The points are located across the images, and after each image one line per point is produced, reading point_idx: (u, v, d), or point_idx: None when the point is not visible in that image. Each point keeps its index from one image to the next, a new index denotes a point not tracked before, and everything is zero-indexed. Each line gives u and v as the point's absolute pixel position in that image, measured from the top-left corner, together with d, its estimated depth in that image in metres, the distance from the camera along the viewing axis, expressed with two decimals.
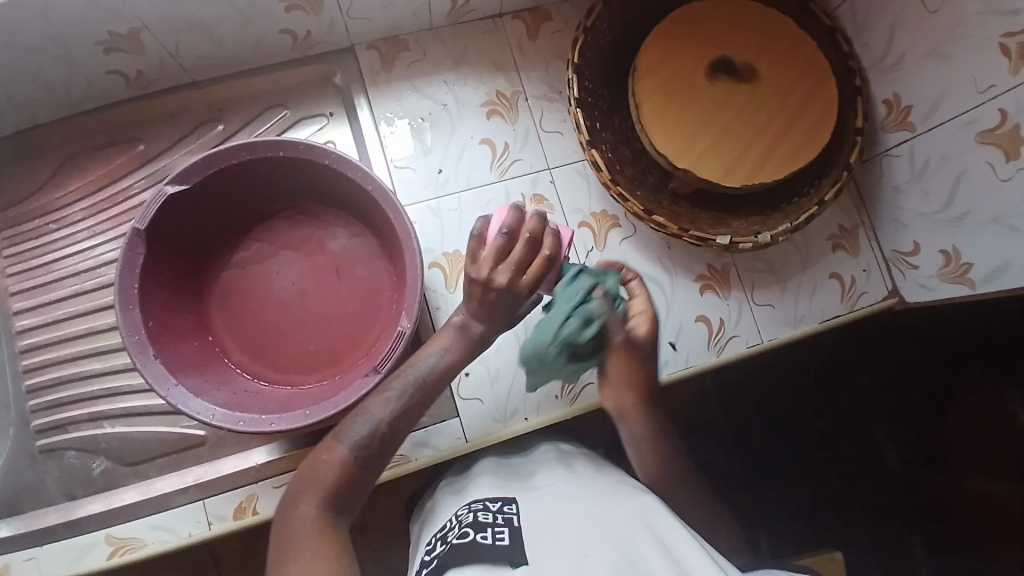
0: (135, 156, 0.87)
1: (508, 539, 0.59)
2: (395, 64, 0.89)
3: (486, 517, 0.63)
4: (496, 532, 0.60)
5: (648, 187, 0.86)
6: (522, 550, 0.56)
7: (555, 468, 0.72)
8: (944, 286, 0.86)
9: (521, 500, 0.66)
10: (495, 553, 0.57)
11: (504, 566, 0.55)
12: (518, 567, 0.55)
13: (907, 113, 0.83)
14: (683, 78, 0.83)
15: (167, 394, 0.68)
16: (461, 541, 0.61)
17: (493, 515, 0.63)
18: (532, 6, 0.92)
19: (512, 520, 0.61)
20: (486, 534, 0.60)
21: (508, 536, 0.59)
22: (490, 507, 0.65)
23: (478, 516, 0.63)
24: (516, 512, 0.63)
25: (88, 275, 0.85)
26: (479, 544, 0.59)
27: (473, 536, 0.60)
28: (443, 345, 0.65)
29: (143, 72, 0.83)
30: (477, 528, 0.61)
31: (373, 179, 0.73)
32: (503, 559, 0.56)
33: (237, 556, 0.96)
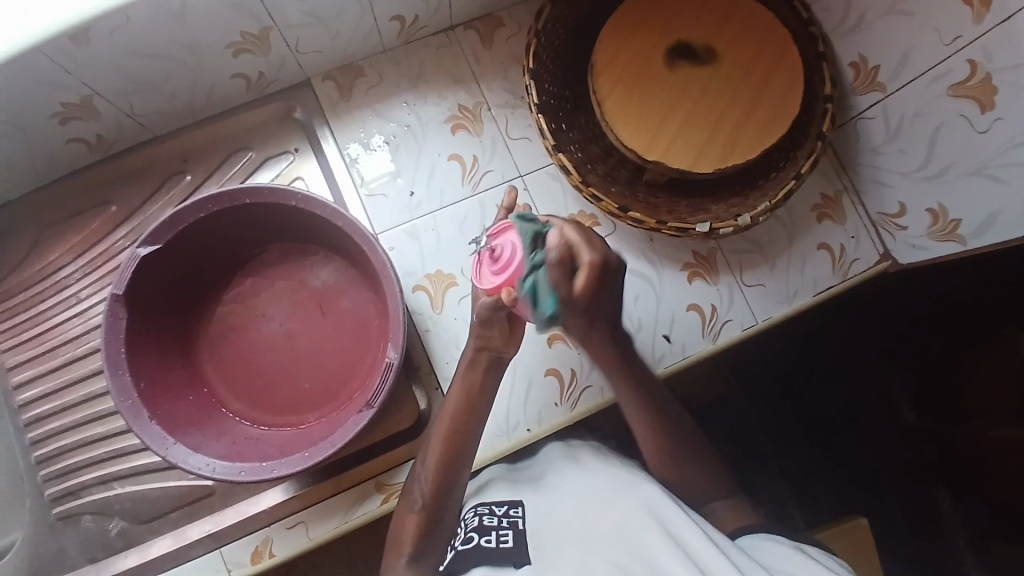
0: (109, 217, 0.87)
1: (511, 541, 0.61)
2: (353, 92, 0.88)
3: (491, 520, 0.65)
4: (501, 535, 0.62)
5: (622, 183, 0.85)
6: (523, 550, 0.59)
7: (563, 467, 0.72)
8: (936, 244, 0.84)
9: (527, 502, 0.67)
10: (499, 557, 0.60)
11: (508, 568, 0.59)
12: (522, 567, 0.58)
13: (875, 73, 0.81)
14: (642, 68, 0.81)
15: (167, 454, 0.69)
16: (467, 547, 0.63)
17: (498, 517, 0.65)
18: (483, 14, 0.90)
19: (516, 524, 0.63)
20: (490, 538, 0.62)
21: (512, 538, 0.62)
22: (496, 511, 0.66)
23: (483, 520, 0.65)
24: (520, 513, 0.65)
25: (80, 340, 0.86)
26: (485, 551, 0.61)
27: (478, 541, 0.63)
28: (465, 382, 0.67)
29: (104, 135, 0.83)
30: (483, 532, 0.64)
31: (342, 215, 0.73)
32: (506, 561, 0.60)
33: None
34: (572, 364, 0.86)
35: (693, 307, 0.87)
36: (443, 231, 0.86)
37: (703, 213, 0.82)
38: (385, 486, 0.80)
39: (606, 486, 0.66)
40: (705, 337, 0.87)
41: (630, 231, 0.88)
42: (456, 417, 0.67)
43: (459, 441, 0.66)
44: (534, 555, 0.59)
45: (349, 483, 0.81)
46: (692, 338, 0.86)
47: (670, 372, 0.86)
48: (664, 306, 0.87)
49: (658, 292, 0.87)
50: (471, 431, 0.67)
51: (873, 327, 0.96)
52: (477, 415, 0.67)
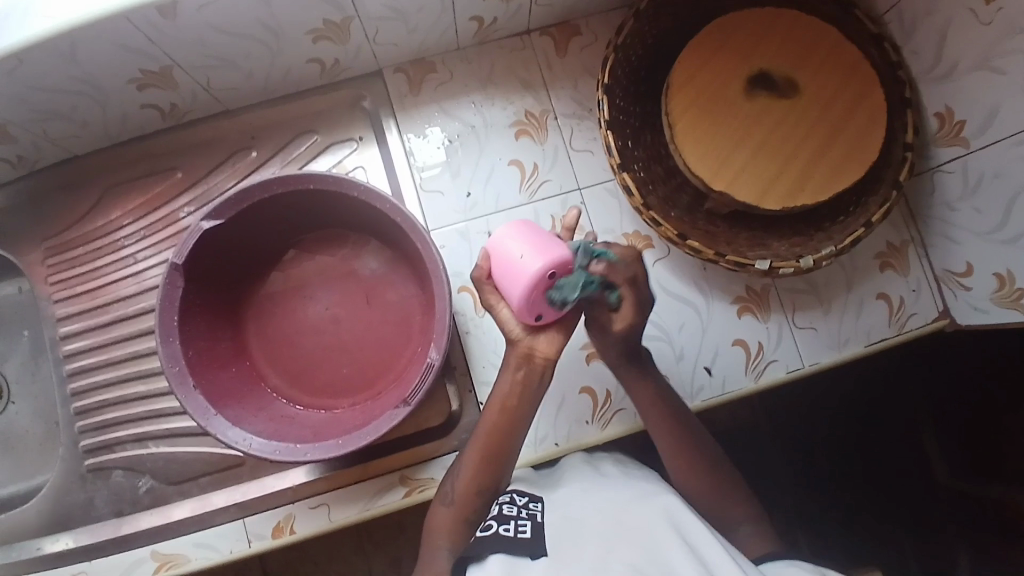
0: (173, 185, 0.89)
1: (529, 532, 0.62)
2: (422, 87, 0.89)
3: (511, 510, 0.66)
4: (519, 525, 0.64)
5: (681, 208, 0.84)
6: (540, 542, 0.60)
7: (586, 477, 0.72)
8: (997, 309, 0.80)
9: (547, 498, 0.69)
10: (516, 544, 0.61)
11: (523, 557, 0.59)
12: (538, 558, 0.59)
13: (959, 127, 0.78)
14: (718, 96, 0.80)
15: (207, 424, 0.70)
16: (485, 532, 0.65)
17: (517, 509, 0.66)
18: (560, 21, 0.90)
19: (535, 516, 0.64)
20: (508, 527, 0.63)
21: (530, 529, 0.63)
22: (517, 501, 0.68)
23: (503, 510, 0.67)
24: (540, 509, 0.66)
25: (132, 300, 0.88)
26: (503, 536, 0.63)
27: (497, 527, 0.64)
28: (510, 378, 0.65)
29: (177, 105, 0.85)
30: (501, 521, 0.65)
31: (401, 211, 0.73)
32: (523, 550, 0.60)
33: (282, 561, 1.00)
34: (607, 385, 0.85)
35: (739, 342, 0.86)
36: (494, 235, 0.86)
37: (763, 249, 0.81)
38: (409, 480, 0.81)
39: (626, 491, 0.66)
40: (747, 375, 0.85)
41: (683, 257, 0.87)
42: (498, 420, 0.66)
43: (501, 438, 0.66)
44: (550, 548, 0.60)
45: (375, 472, 0.82)
46: (734, 374, 0.85)
47: (707, 405, 0.84)
48: (710, 337, 0.86)
49: (705, 321, 0.86)
50: (511, 437, 0.66)
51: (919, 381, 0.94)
52: (520, 422, 0.66)
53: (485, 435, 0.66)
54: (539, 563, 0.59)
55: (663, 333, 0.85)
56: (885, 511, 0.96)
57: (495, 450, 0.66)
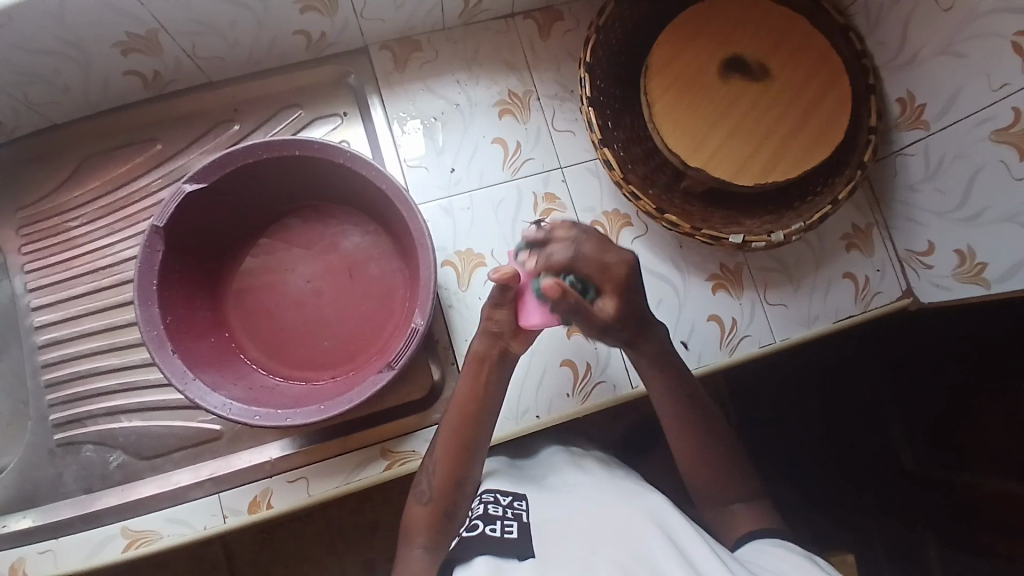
0: (152, 156, 0.88)
1: (516, 532, 0.62)
2: (408, 65, 0.90)
3: (496, 510, 0.65)
4: (505, 525, 0.63)
5: (659, 186, 0.86)
6: (528, 543, 0.59)
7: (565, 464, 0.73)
8: (959, 285, 0.85)
9: (531, 496, 0.68)
10: (503, 545, 0.60)
11: (510, 559, 0.58)
12: (525, 560, 0.58)
13: (921, 111, 0.83)
14: (696, 77, 0.83)
15: (185, 388, 0.69)
16: (470, 533, 0.64)
17: (502, 508, 0.66)
18: (543, 5, 0.92)
19: (520, 516, 0.64)
20: (495, 527, 0.62)
21: (516, 529, 0.62)
22: (501, 500, 0.67)
23: (488, 510, 0.66)
24: (525, 508, 0.65)
25: (106, 271, 0.87)
26: (488, 537, 0.62)
27: (483, 528, 0.63)
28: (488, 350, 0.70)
29: (161, 73, 0.84)
30: (487, 521, 0.64)
31: (387, 178, 0.74)
32: (509, 552, 0.59)
33: (250, 552, 1.02)
34: (588, 358, 0.86)
35: (713, 318, 0.88)
36: (478, 210, 0.87)
37: (737, 226, 0.83)
38: (391, 452, 0.80)
39: (614, 492, 0.68)
40: (722, 349, 0.87)
41: (661, 235, 0.89)
42: (464, 416, 0.70)
43: (467, 430, 0.70)
44: (537, 548, 0.59)
45: (356, 446, 0.81)
46: (709, 348, 0.87)
47: None
48: (687, 313, 0.88)
49: (682, 298, 0.88)
50: (477, 423, 0.70)
51: (878, 360, 0.99)
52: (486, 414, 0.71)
53: (456, 425, 0.70)
54: (526, 563, 0.58)
55: None
56: (851, 493, 1.02)
57: (468, 437, 0.69)
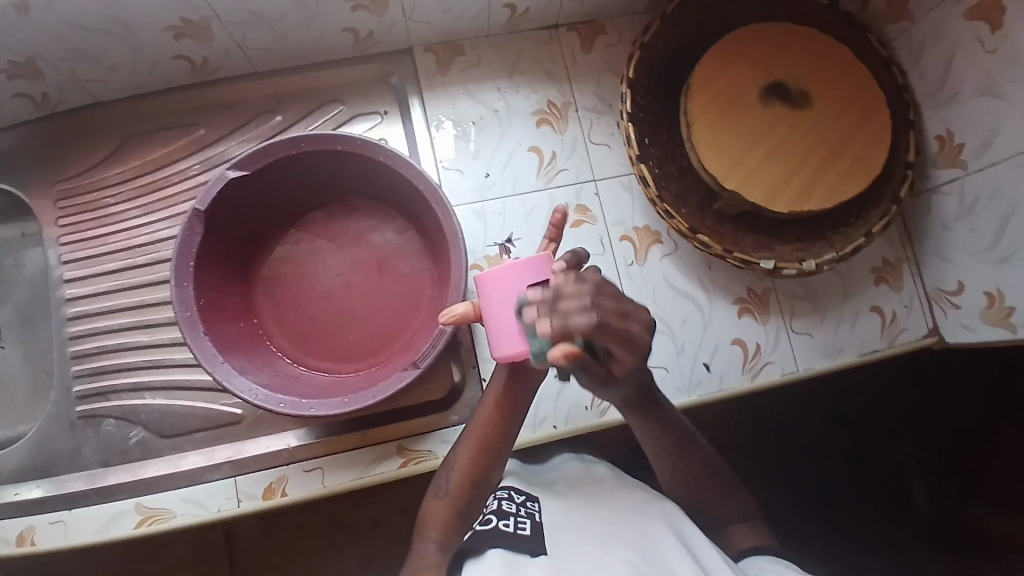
0: (194, 140, 0.90)
1: (529, 531, 0.63)
2: (449, 69, 0.91)
3: (510, 506, 0.67)
4: (518, 522, 0.64)
5: (692, 206, 0.85)
6: (541, 541, 0.61)
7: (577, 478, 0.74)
8: (986, 327, 0.84)
9: (543, 498, 0.70)
10: (516, 541, 0.61)
11: (524, 554, 0.59)
12: (537, 556, 0.59)
13: (959, 150, 0.83)
14: (736, 100, 0.83)
15: (213, 370, 0.70)
16: (483, 525, 0.64)
17: (516, 506, 0.67)
18: (587, 19, 0.93)
19: (534, 515, 0.65)
20: (509, 522, 0.64)
21: (529, 527, 0.63)
22: (514, 498, 0.69)
23: (502, 506, 0.67)
24: (537, 508, 0.67)
25: (140, 250, 0.88)
26: (503, 531, 0.63)
27: (497, 522, 0.64)
28: None
29: (209, 60, 0.85)
30: (501, 516, 0.65)
31: (425, 179, 0.74)
32: (523, 547, 0.61)
33: (252, 537, 1.02)
34: None
35: (737, 342, 0.88)
36: (510, 217, 0.88)
37: (768, 251, 0.83)
38: (406, 450, 0.81)
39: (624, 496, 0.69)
40: (744, 373, 0.87)
41: (691, 254, 0.89)
42: (490, 416, 0.67)
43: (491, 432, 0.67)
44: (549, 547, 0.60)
45: (373, 441, 0.81)
46: (731, 371, 0.87)
47: (704, 400, 0.86)
48: (711, 334, 0.88)
49: (707, 318, 0.88)
50: (503, 426, 0.68)
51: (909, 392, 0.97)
52: (513, 417, 0.68)
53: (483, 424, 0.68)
54: (539, 559, 0.59)
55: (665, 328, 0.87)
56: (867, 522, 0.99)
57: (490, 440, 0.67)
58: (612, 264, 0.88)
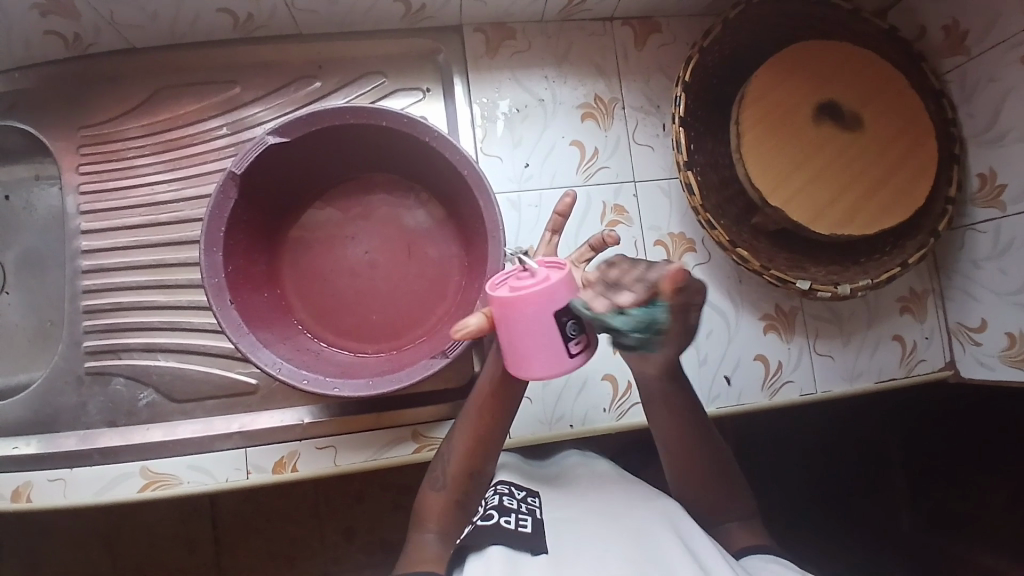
0: (228, 99, 0.87)
1: (530, 528, 0.61)
2: (498, 52, 0.88)
3: (511, 502, 0.64)
4: (519, 519, 0.62)
5: (731, 217, 0.84)
6: (543, 539, 0.58)
7: (592, 475, 0.73)
8: (1004, 367, 0.85)
9: (543, 495, 0.68)
10: (516, 538, 0.59)
11: (525, 552, 0.57)
12: (538, 555, 0.57)
13: (1000, 190, 0.83)
14: (788, 115, 0.82)
15: (239, 340, 0.68)
16: (483, 522, 0.62)
17: (516, 502, 0.65)
18: (643, 15, 0.91)
19: (534, 513, 0.63)
20: (510, 519, 0.61)
21: (530, 525, 0.61)
22: (515, 493, 0.67)
23: (502, 501, 0.65)
24: (538, 505, 0.65)
25: (164, 207, 0.85)
26: (503, 528, 0.60)
27: (498, 519, 0.61)
28: None
29: (253, 17, 0.82)
30: (502, 512, 0.63)
31: (470, 164, 0.72)
32: (523, 545, 0.58)
33: (239, 502, 1.01)
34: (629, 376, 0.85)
35: (760, 358, 0.88)
36: (546, 210, 0.86)
37: (803, 271, 0.82)
38: (421, 437, 0.79)
39: (627, 496, 0.67)
40: (763, 390, 0.87)
41: (723, 265, 0.89)
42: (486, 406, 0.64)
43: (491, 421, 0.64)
44: (551, 546, 0.58)
45: (388, 424, 0.80)
46: (751, 387, 0.87)
47: (721, 413, 0.86)
48: (734, 348, 0.87)
49: (732, 332, 0.88)
50: (500, 416, 0.65)
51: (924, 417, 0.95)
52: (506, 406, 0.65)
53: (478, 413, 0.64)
54: (540, 558, 0.57)
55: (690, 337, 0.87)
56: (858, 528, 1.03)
57: (488, 431, 0.64)
58: None
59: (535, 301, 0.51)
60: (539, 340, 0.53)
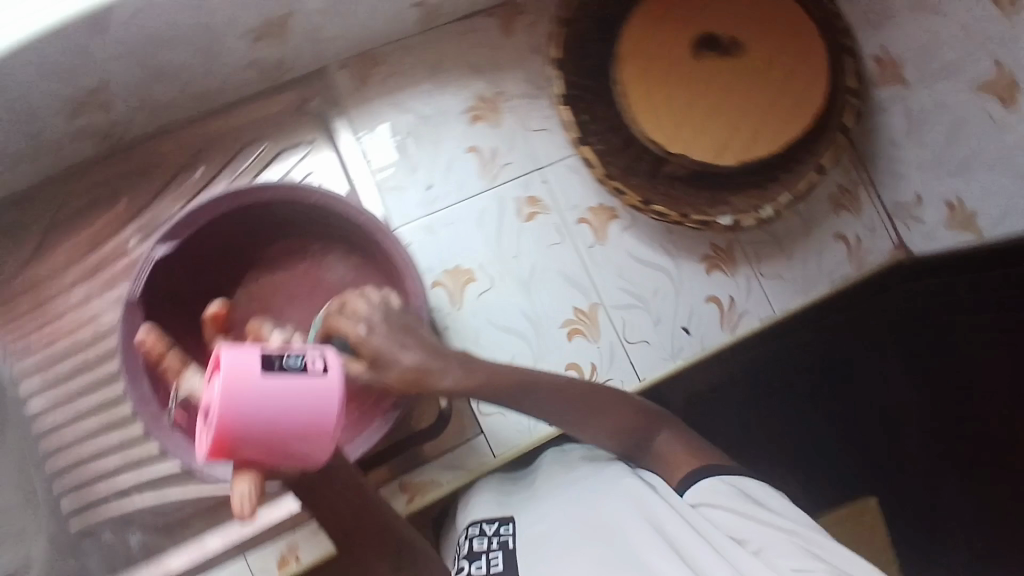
0: (122, 216, 0.85)
1: (503, 568, 0.60)
2: (369, 83, 0.86)
3: (482, 543, 0.64)
4: (491, 561, 0.61)
5: (642, 175, 0.83)
6: None
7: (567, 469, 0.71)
8: (950, 235, 0.85)
9: (516, 515, 0.66)
10: None
11: None
12: None
13: (896, 67, 0.81)
14: (667, 59, 0.81)
15: (190, 459, 0.69)
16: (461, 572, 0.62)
17: (488, 539, 0.64)
18: (502, 1, 0.88)
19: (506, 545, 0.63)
20: (481, 565, 0.61)
21: (502, 564, 0.61)
22: (487, 529, 0.66)
23: (473, 545, 0.64)
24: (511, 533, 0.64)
25: (93, 346, 0.84)
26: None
27: (471, 567, 0.61)
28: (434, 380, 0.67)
29: (114, 128, 0.81)
30: (474, 558, 0.62)
31: (361, 214, 0.72)
32: None
33: None
34: (592, 359, 0.85)
35: (712, 300, 0.88)
36: (462, 225, 0.86)
37: (725, 205, 0.83)
38: (408, 486, 0.81)
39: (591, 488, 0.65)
40: (723, 329, 0.87)
41: (650, 224, 0.88)
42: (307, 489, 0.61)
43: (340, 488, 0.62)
44: None
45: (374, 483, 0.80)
46: (711, 330, 0.87)
47: (688, 363, 0.86)
48: (684, 298, 0.87)
49: (677, 284, 0.87)
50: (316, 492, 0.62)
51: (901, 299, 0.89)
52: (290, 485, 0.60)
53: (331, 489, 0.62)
54: None
55: (639, 303, 0.86)
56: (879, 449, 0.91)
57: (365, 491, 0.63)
58: (574, 252, 0.87)
59: (228, 387, 0.53)
60: (281, 429, 0.55)
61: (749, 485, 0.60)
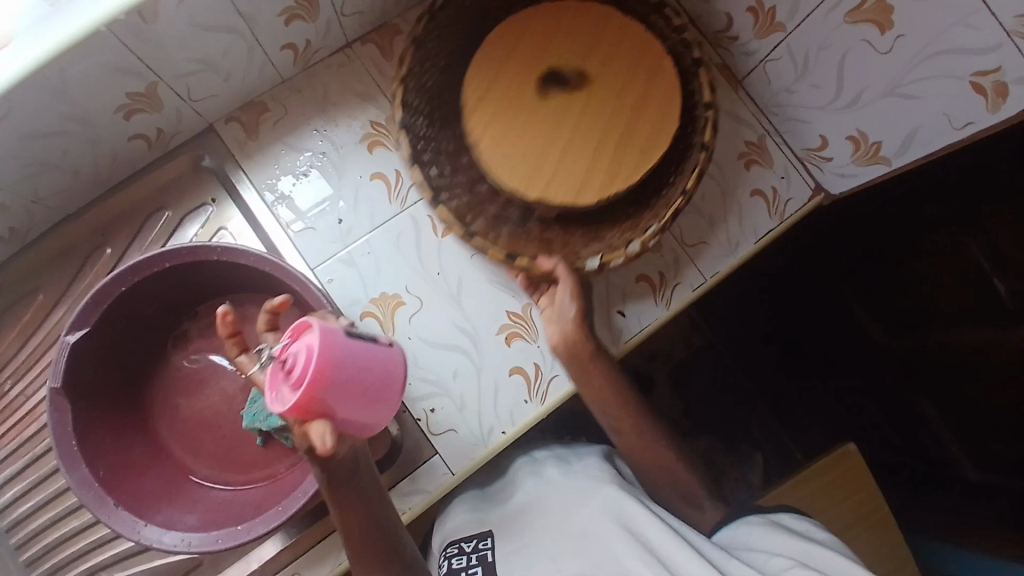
0: (38, 308, 0.84)
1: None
2: (260, 129, 0.86)
3: (461, 561, 0.69)
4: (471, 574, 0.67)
5: (514, 221, 0.81)
6: None
7: (537, 480, 0.77)
8: (862, 169, 0.86)
9: (494, 532, 0.72)
10: None
11: None
12: None
13: (772, 15, 0.81)
14: (513, 105, 0.76)
15: (140, 535, 0.69)
16: None
17: (466, 555, 0.70)
18: (377, 25, 0.87)
19: (484, 557, 0.69)
20: None
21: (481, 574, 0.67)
22: (466, 547, 0.71)
23: (453, 563, 0.69)
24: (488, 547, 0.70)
25: (34, 439, 0.83)
26: None
27: None
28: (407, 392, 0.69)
29: (16, 227, 0.81)
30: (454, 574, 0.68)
31: (267, 259, 0.73)
32: None
33: None
34: (535, 359, 0.84)
35: (642, 278, 0.87)
36: (380, 253, 0.85)
37: (599, 241, 0.79)
38: None
39: (569, 496, 0.72)
40: (659, 304, 0.87)
41: None
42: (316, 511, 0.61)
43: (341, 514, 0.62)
44: None
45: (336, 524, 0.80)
46: (646, 307, 0.87)
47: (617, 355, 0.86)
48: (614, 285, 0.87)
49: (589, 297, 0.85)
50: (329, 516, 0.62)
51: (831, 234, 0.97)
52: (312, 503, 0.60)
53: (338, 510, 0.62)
54: None
55: None
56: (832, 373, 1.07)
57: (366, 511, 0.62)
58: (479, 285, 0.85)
59: (331, 339, 0.55)
60: (367, 383, 0.58)
61: (787, 518, 0.72)
